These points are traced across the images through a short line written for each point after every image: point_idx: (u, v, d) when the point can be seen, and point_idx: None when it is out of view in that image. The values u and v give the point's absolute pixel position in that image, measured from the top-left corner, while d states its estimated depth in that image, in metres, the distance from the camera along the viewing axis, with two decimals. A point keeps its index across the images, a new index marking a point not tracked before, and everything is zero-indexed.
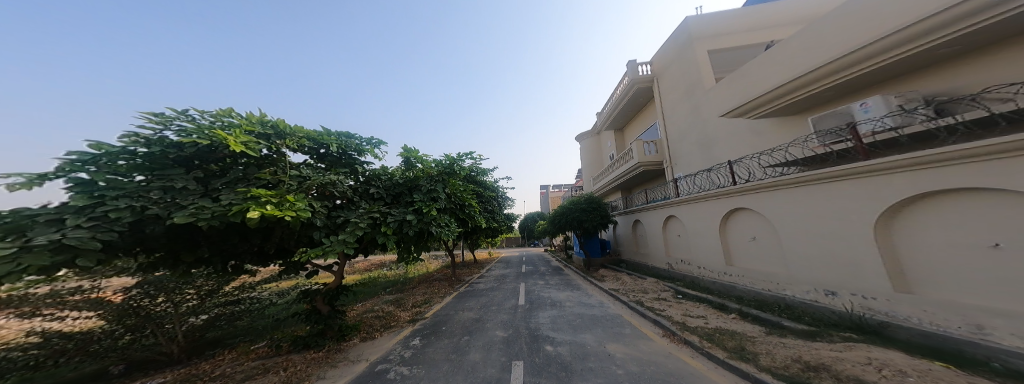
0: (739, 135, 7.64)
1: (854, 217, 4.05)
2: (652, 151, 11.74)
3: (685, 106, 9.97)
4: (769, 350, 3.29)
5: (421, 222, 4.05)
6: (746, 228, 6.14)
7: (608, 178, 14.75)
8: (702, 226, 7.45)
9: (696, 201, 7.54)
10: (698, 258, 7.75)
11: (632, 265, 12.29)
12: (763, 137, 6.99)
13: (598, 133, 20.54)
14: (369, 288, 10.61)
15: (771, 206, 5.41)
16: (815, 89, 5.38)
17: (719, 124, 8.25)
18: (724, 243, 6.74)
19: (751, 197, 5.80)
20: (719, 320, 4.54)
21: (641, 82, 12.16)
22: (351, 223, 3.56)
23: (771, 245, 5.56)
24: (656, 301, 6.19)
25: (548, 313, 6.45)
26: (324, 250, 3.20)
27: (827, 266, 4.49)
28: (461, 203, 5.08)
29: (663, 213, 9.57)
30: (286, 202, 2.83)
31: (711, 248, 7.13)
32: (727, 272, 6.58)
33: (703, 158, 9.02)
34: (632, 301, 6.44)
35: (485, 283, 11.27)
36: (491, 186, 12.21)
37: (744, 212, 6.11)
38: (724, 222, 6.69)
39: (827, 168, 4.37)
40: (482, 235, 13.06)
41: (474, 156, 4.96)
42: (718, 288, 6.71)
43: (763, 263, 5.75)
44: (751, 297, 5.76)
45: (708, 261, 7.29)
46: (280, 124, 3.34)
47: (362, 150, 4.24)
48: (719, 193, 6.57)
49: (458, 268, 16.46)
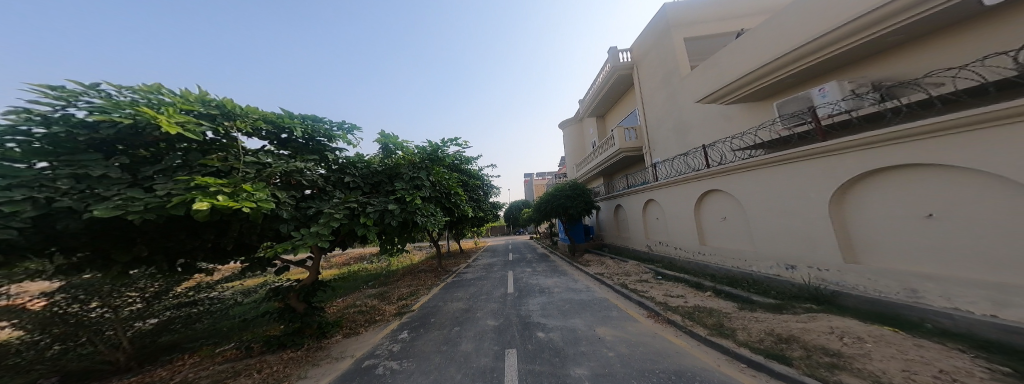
0: (711, 120, 7.86)
1: (811, 195, 4.29)
2: (631, 138, 11.89)
3: (662, 93, 10.13)
4: (745, 324, 3.44)
5: (407, 212, 3.82)
6: (717, 210, 6.38)
7: (592, 165, 14.92)
8: (678, 208, 7.71)
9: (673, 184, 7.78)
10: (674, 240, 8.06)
11: (615, 248, 12.64)
12: (732, 122, 7.20)
13: (581, 121, 20.60)
14: (351, 283, 10.23)
15: (738, 187, 5.63)
16: (783, 74, 5.45)
17: (694, 110, 8.44)
18: (698, 224, 7.00)
19: (720, 179, 6.04)
20: (696, 299, 4.73)
21: (621, 69, 12.15)
22: (319, 213, 3.31)
23: (739, 224, 5.82)
24: (639, 283, 6.37)
25: (538, 299, 6.49)
26: (294, 244, 2.95)
27: (787, 242, 4.75)
28: (445, 192, 4.88)
29: (642, 197, 9.83)
30: (241, 192, 2.69)
31: (686, 230, 7.42)
32: (701, 252, 6.89)
33: (679, 144, 9.24)
34: (616, 284, 6.59)
35: (472, 272, 11.21)
36: (475, 175, 11.99)
37: (715, 194, 6.36)
38: (697, 204, 6.95)
39: (788, 150, 4.58)
40: (466, 224, 12.89)
41: (458, 143, 4.72)
42: (692, 268, 7.00)
43: (732, 242, 6.02)
44: (721, 274, 6.03)
45: (683, 242, 7.60)
46: (227, 103, 2.96)
47: (332, 136, 3.95)
48: (693, 177, 6.80)
49: (445, 259, 16.28)
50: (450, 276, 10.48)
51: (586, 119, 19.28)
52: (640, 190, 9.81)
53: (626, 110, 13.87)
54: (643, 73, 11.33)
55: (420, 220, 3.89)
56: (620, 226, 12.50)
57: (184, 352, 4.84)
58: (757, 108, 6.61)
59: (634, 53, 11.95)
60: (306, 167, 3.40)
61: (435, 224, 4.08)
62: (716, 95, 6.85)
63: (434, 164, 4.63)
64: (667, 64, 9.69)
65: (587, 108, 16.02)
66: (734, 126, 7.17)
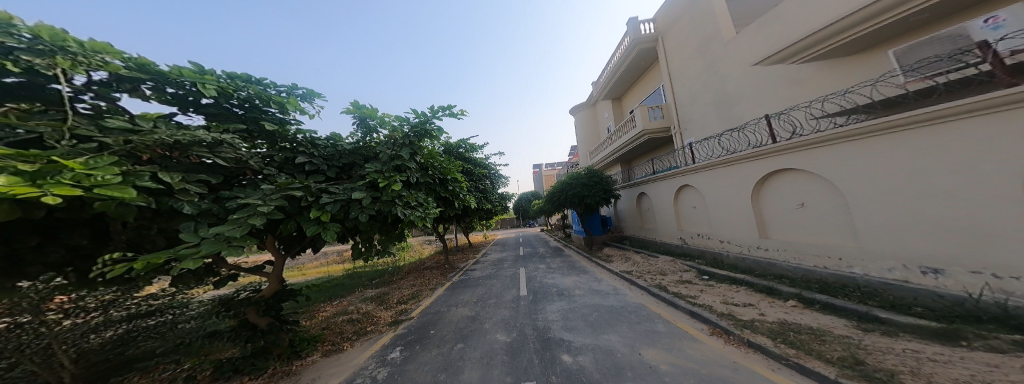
0: (769, 87, 6.46)
1: (979, 172, 2.96)
2: (658, 117, 10.55)
3: (696, 63, 8.72)
4: (909, 365, 2.22)
5: (388, 204, 2.83)
6: (791, 194, 5.11)
7: (608, 151, 13.62)
8: (726, 195, 6.47)
9: (720, 166, 6.50)
10: (718, 232, 6.87)
11: (639, 241, 11.46)
12: (805, 86, 5.82)
13: (594, 105, 19.24)
14: (352, 283, 9.49)
15: (830, 163, 4.32)
16: (903, 13, 4.02)
17: (745, 78, 7.06)
18: (756, 211, 5.77)
19: (802, 154, 4.72)
20: (781, 313, 3.56)
21: (643, 42, 10.74)
22: (238, 206, 2.15)
23: (827, 211, 4.56)
24: (683, 286, 5.22)
25: (557, 305, 5.44)
26: (179, 254, 1.71)
27: (920, 236, 3.48)
28: (438, 178, 3.82)
29: (675, 183, 8.59)
30: (57, 169, 1.44)
31: (739, 220, 6.18)
32: (761, 246, 5.69)
33: (720, 121, 7.96)
34: (653, 287, 5.47)
35: (480, 269, 10.30)
36: (481, 164, 11.02)
37: (789, 174, 5.07)
38: (757, 187, 5.68)
39: (932, 106, 3.23)
40: (474, 218, 11.97)
41: (453, 112, 3.65)
42: (748, 266, 5.81)
43: (815, 233, 4.79)
44: (797, 276, 4.85)
45: (733, 234, 6.39)
46: (38, 27, 1.83)
47: (291, 104, 2.97)
48: (755, 154, 5.48)
49: (453, 254, 15.50)
50: (456, 274, 9.62)
51: (600, 102, 17.91)
52: (673, 176, 8.54)
53: (648, 90, 12.50)
54: (671, 44, 9.93)
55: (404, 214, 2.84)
56: (644, 216, 11.33)
57: (144, 369, 3.88)
58: (847, 65, 5.16)
59: (660, 23, 10.54)
60: (232, 139, 2.37)
61: (425, 217, 3.08)
62: (784, 55, 5.45)
63: (418, 141, 3.49)
64: (705, 28, 8.27)
65: (603, 90, 14.67)
66: (802, 94, 5.80)
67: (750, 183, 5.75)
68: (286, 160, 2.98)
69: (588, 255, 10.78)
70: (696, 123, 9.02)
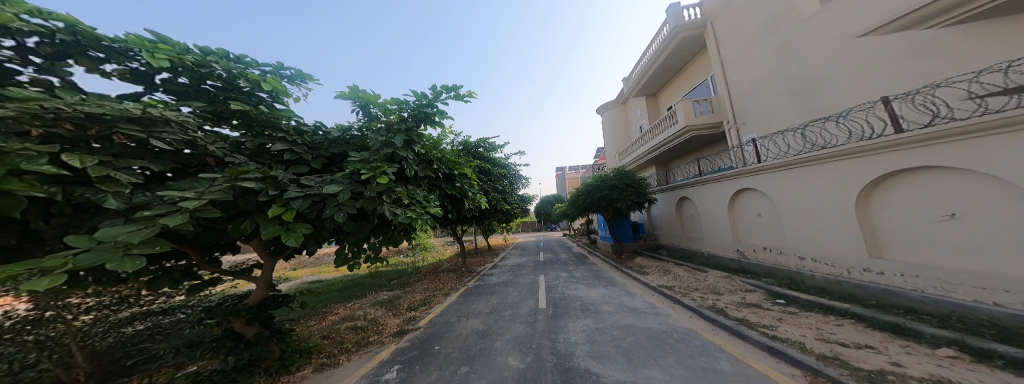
0: (876, 65, 5.25)
1: None
2: (704, 112, 9.35)
3: (762, 47, 7.57)
4: None
5: (374, 202, 2.28)
6: (927, 201, 3.98)
7: (642, 151, 12.51)
8: (813, 202, 5.36)
9: (807, 165, 5.40)
10: (798, 246, 5.78)
11: (679, 251, 10.25)
12: (936, 60, 4.55)
13: (624, 103, 18.09)
14: (369, 284, 9.29)
15: (998, 160, 3.23)
16: None
17: (836, 59, 5.90)
18: (866, 223, 4.64)
19: (944, 148, 3.64)
20: (930, 366, 2.65)
21: (686, 30, 9.64)
22: (164, 201, 1.69)
23: (995, 225, 3.42)
24: (752, 313, 4.26)
25: (581, 324, 4.66)
26: (43, 265, 1.25)
27: None
28: (441, 173, 3.25)
29: (731, 186, 7.52)
30: None
31: (833, 233, 5.06)
32: (869, 268, 4.58)
33: (799, 111, 6.75)
34: (708, 309, 4.57)
35: (497, 275, 9.72)
36: (500, 164, 10.49)
37: (925, 175, 3.94)
38: (865, 193, 4.58)
39: None
40: (493, 220, 11.44)
41: (457, 90, 2.85)
42: (851, 294, 4.66)
43: (970, 255, 3.63)
44: (949, 315, 3.63)
45: (822, 251, 5.28)
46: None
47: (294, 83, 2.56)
48: (866, 149, 4.38)
49: (470, 257, 15.05)
50: (473, 279, 9.09)
51: (631, 99, 16.73)
52: (729, 177, 7.47)
53: (691, 83, 11.31)
54: (724, 29, 8.78)
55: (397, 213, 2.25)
56: (686, 223, 10.17)
57: None
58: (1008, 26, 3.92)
59: (708, 7, 9.39)
60: (181, 119, 1.96)
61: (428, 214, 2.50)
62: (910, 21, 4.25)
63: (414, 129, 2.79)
64: (775, 6, 7.12)
65: (636, 85, 13.58)
66: (935, 69, 4.57)
67: (854, 185, 4.63)
68: (260, 147, 2.55)
69: (617, 264, 9.78)
70: (761, 115, 7.81)
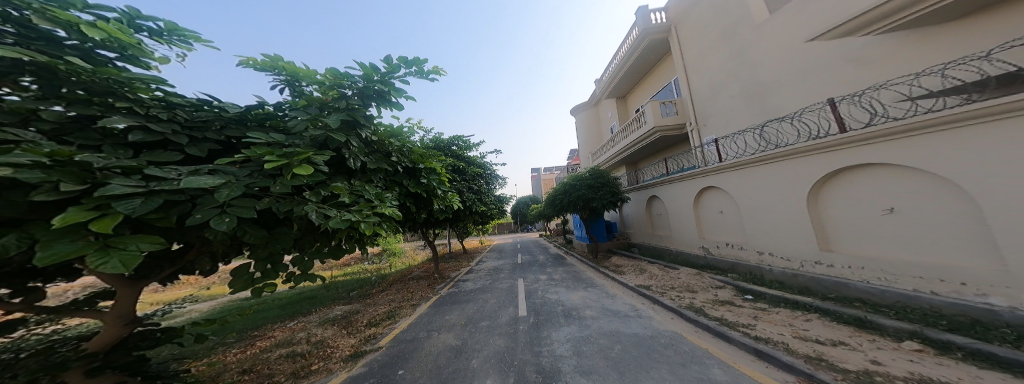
0: (818, 70, 5.46)
1: None
2: (671, 113, 9.50)
3: (719, 51, 7.77)
4: None
5: (291, 202, 1.48)
6: (868, 196, 4.09)
7: (614, 152, 12.60)
8: (770, 199, 5.46)
9: (763, 163, 5.50)
10: (756, 242, 5.90)
11: (649, 249, 10.36)
12: (868, 66, 4.73)
13: (598, 104, 18.32)
14: (326, 297, 8.31)
15: (937, 156, 3.30)
16: None
17: (784, 63, 6.10)
18: (817, 217, 4.76)
19: (886, 146, 3.72)
20: (904, 362, 2.54)
21: (654, 33, 9.78)
22: None
23: (933, 219, 3.53)
24: (728, 311, 4.16)
25: (565, 333, 4.31)
26: None
27: None
28: (402, 164, 2.72)
29: (696, 184, 7.61)
30: None
31: (787, 229, 5.17)
32: (820, 262, 4.69)
33: (752, 113, 6.95)
34: (688, 309, 4.40)
35: (473, 280, 9.17)
36: (476, 163, 9.98)
37: (868, 172, 4.04)
38: (814, 189, 4.69)
39: None
40: (468, 222, 10.89)
41: (428, 70, 2.31)
42: (804, 287, 4.73)
43: (911, 248, 3.74)
44: (897, 305, 3.70)
45: (777, 246, 5.39)
46: None
47: (181, 31, 1.82)
48: (816, 147, 4.47)
49: (445, 261, 14.30)
50: (446, 286, 8.44)
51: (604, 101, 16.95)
52: (694, 176, 7.58)
53: (657, 85, 11.55)
54: (687, 33, 8.97)
55: (328, 217, 1.50)
56: (656, 222, 10.29)
57: None
58: (933, 33, 4.13)
59: (673, 12, 9.58)
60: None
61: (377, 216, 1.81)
62: (850, 28, 4.39)
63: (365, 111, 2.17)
64: (731, 11, 7.32)
65: (608, 87, 13.72)
66: (865, 76, 4.78)
67: (807, 183, 4.73)
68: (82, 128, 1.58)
69: (593, 264, 9.66)
70: (719, 116, 8.03)
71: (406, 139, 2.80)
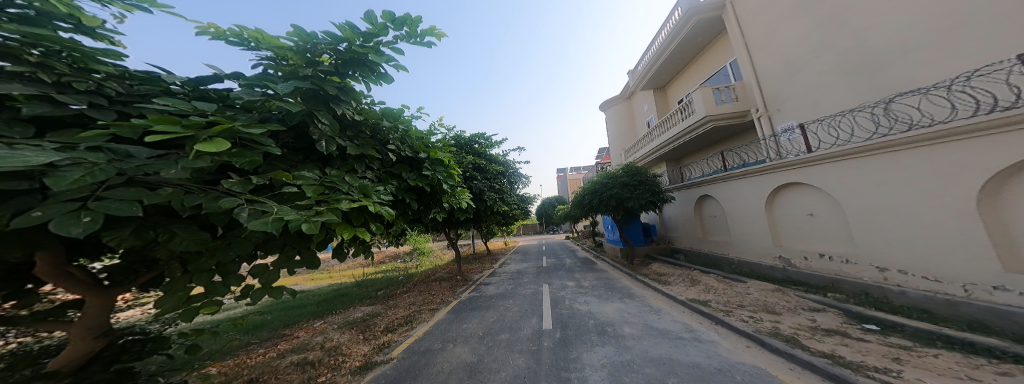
0: (977, 30, 4.27)
1: None
2: (724, 101, 8.30)
3: (800, 26, 6.60)
4: None
5: (207, 195, 1.05)
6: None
7: (652, 147, 11.48)
8: (900, 201, 4.36)
9: (889, 155, 4.40)
10: (874, 255, 4.79)
11: (699, 256, 9.27)
12: None
13: (628, 98, 17.16)
14: (350, 297, 8.29)
15: None
16: None
17: (914, 26, 4.88)
18: (993, 224, 3.64)
19: None
20: None
21: (704, 11, 8.62)
22: None
23: None
24: (845, 346, 3.31)
25: (600, 355, 3.65)
26: None
27: None
28: (399, 152, 2.33)
29: (771, 181, 6.46)
30: None
31: (934, 240, 4.07)
32: (999, 285, 3.57)
33: (852, 96, 5.75)
34: (773, 337, 3.58)
35: (495, 284, 8.71)
36: (498, 161, 9.49)
37: None
38: (993, 185, 3.56)
39: None
40: (490, 222, 10.45)
41: (415, 33, 1.92)
42: (977, 320, 3.64)
43: None
44: None
45: (917, 262, 4.28)
46: None
47: None
48: (1002, 130, 3.37)
49: (466, 262, 14.04)
50: (468, 290, 8.07)
51: (637, 94, 15.74)
52: (769, 173, 6.48)
53: (705, 72, 10.32)
54: (748, 8, 7.79)
55: (262, 215, 1.05)
56: (707, 225, 9.19)
57: None
58: None
59: None
60: None
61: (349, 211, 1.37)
62: None
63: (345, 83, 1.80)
64: None
65: (643, 77, 12.61)
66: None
67: (975, 180, 3.63)
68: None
69: (629, 271, 8.74)
70: (799, 100, 6.81)
71: (406, 124, 2.42)
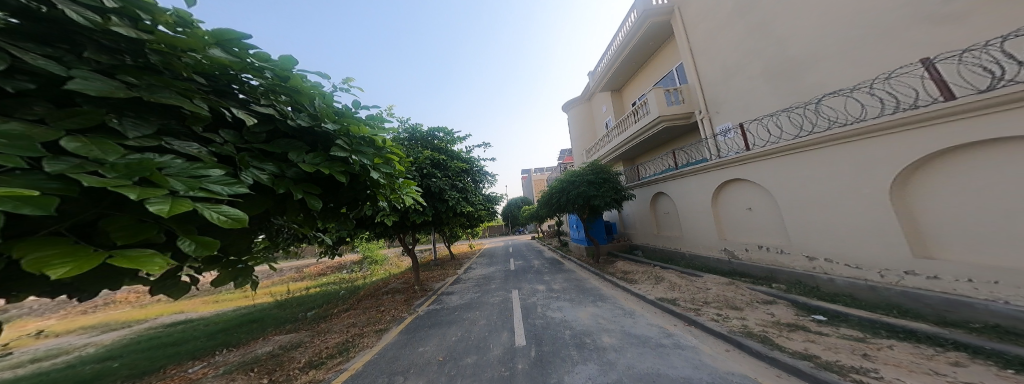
0: (887, 32, 4.37)
1: None
2: (677, 101, 8.45)
3: (732, 29, 6.79)
4: None
5: None
6: (1001, 184, 3.14)
7: (611, 146, 11.53)
8: (827, 193, 4.49)
9: (818, 149, 4.52)
10: (805, 245, 4.94)
11: (656, 252, 9.36)
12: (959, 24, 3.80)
13: (591, 99, 17.36)
14: (273, 323, 6.76)
15: None
16: None
17: (827, 31, 5.07)
18: (903, 213, 3.81)
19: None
20: None
21: (657, 14, 8.76)
22: None
23: None
24: (813, 342, 2.97)
25: (585, 375, 3.09)
26: None
27: None
28: (284, 121, 1.54)
29: (716, 177, 6.55)
30: None
31: (856, 229, 4.21)
32: (913, 271, 3.73)
33: (779, 94, 5.90)
34: (749, 338, 3.22)
35: (458, 293, 7.82)
36: (460, 157, 8.62)
37: (990, 153, 3.15)
38: (904, 177, 3.72)
39: None
40: (453, 225, 9.54)
41: None
42: (899, 304, 3.73)
43: None
44: None
45: (841, 251, 4.43)
46: None
47: None
48: (913, 123, 3.50)
49: (428, 270, 12.84)
50: (426, 302, 7.07)
51: (598, 95, 15.93)
52: (712, 169, 6.59)
53: (658, 74, 10.55)
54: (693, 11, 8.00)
55: None
56: (662, 222, 9.33)
57: None
58: None
59: None
60: None
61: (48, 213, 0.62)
62: None
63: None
64: None
65: (603, 78, 12.71)
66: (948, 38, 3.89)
67: (891, 172, 3.76)
68: None
69: (596, 270, 8.53)
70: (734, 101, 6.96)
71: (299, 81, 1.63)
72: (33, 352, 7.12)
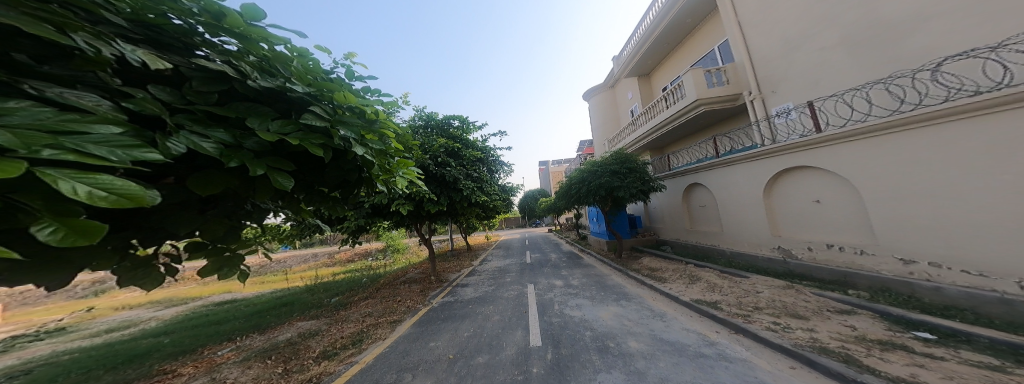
0: None
1: None
2: (718, 83, 7.57)
3: None
4: None
5: None
6: None
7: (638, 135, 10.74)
8: (936, 181, 3.61)
9: (924, 128, 3.62)
10: (896, 245, 4.09)
11: (688, 249, 8.65)
12: None
13: (614, 86, 16.39)
14: (296, 308, 6.88)
15: None
16: None
17: None
18: None
19: None
20: None
21: None
22: None
23: None
24: (923, 368, 2.36)
25: None
26: None
27: None
28: (243, 81, 1.23)
29: (773, 165, 5.70)
30: None
31: (985, 226, 3.33)
32: None
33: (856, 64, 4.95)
34: (827, 356, 2.65)
35: (473, 285, 7.65)
36: (477, 146, 8.30)
37: None
38: None
39: None
40: (468, 216, 9.34)
41: None
42: None
43: None
44: None
45: (956, 252, 3.55)
46: None
47: None
48: None
49: (445, 260, 12.85)
50: (440, 294, 6.94)
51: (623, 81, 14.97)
52: (768, 156, 5.73)
53: (695, 54, 9.57)
54: None
55: None
56: (696, 216, 8.56)
57: None
58: None
59: None
60: None
61: None
62: None
63: None
64: None
65: (630, 61, 11.81)
66: None
67: None
68: None
69: (619, 266, 8.01)
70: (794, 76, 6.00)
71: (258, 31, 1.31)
72: (90, 326, 7.74)
